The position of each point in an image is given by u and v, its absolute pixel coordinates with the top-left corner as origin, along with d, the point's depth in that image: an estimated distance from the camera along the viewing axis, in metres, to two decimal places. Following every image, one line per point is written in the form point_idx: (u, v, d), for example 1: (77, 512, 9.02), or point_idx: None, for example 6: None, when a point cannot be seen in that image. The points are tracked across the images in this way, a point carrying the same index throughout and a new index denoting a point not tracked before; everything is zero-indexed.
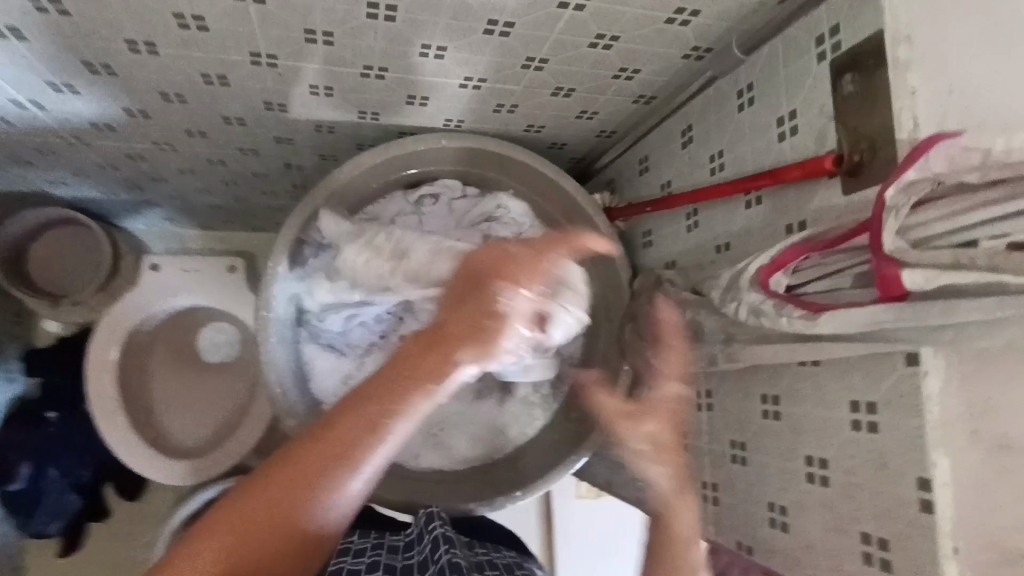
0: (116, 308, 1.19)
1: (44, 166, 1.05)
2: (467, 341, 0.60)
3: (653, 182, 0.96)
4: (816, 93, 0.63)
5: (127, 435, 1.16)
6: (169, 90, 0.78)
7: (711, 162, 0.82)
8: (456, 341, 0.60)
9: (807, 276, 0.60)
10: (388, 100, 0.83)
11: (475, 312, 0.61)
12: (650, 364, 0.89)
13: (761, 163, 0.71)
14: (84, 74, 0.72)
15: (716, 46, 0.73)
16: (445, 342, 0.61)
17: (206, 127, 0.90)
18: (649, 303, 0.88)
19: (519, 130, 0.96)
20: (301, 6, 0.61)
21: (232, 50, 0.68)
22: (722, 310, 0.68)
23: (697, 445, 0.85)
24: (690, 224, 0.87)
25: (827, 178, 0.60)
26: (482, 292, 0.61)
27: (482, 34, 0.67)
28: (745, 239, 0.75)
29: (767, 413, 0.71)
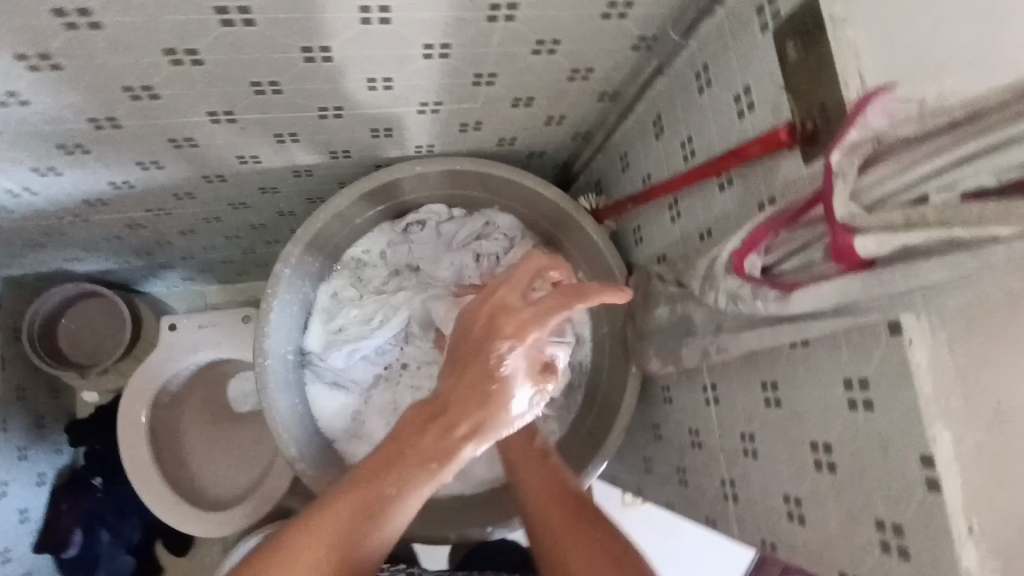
0: (141, 369, 1.23)
1: (58, 246, 1.11)
2: (471, 407, 0.63)
3: (633, 177, 0.93)
4: (766, 65, 0.60)
5: (164, 491, 1.20)
6: (145, 159, 0.81)
7: (682, 148, 0.78)
8: (459, 409, 0.63)
9: (779, 255, 0.57)
10: (354, 137, 0.84)
11: (468, 374, 0.64)
12: (652, 364, 0.86)
13: (727, 143, 0.69)
14: (63, 157, 0.77)
15: (656, 33, 0.72)
16: (449, 413, 0.63)
17: (192, 189, 0.94)
18: (644, 301, 0.86)
19: (492, 145, 0.95)
20: (240, 62, 0.62)
21: (190, 113, 0.71)
22: (704, 300, 0.66)
23: (710, 442, 0.81)
24: (673, 214, 0.84)
25: (788, 150, 0.58)
26: (472, 355, 0.64)
27: (422, 60, 0.67)
28: (724, 224, 0.72)
29: (769, 401, 0.67)
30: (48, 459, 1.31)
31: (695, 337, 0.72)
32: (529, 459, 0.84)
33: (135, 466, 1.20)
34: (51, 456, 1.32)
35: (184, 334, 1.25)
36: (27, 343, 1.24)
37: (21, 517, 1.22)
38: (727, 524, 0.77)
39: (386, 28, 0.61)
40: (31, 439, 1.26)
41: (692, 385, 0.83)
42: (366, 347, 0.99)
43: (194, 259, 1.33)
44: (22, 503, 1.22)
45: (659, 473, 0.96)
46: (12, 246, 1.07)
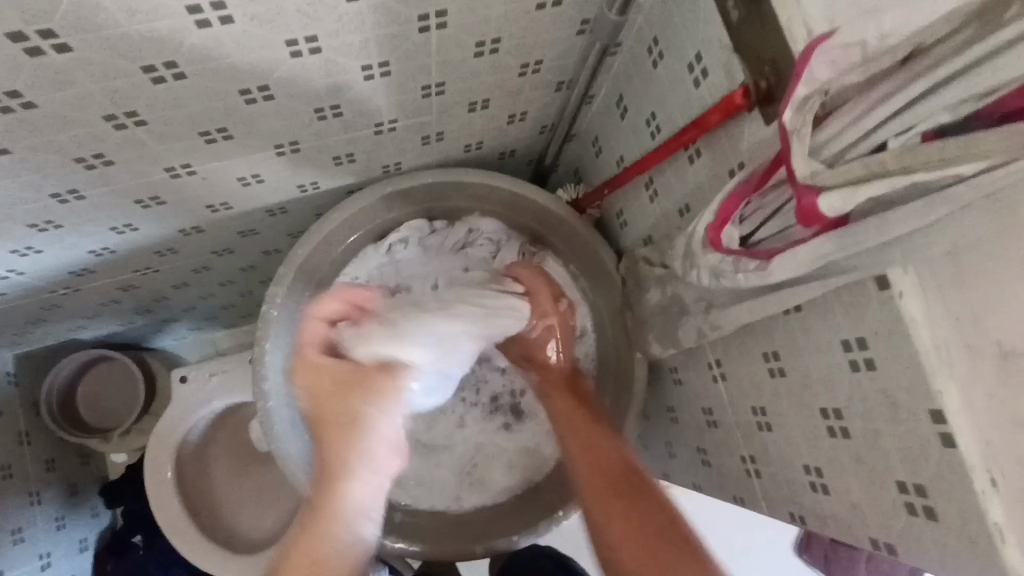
0: (159, 426, 1.24)
1: (59, 318, 1.13)
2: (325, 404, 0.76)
3: (608, 161, 0.91)
4: (712, 28, 0.58)
5: (198, 541, 1.22)
6: (119, 224, 0.81)
7: (648, 125, 0.76)
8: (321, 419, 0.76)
9: (754, 223, 0.55)
10: (319, 167, 0.83)
11: None
12: (653, 348, 0.83)
13: (689, 113, 0.66)
14: (37, 235, 0.77)
15: (592, 16, 0.67)
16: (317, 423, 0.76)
17: (173, 244, 0.94)
18: (636, 286, 0.83)
19: (461, 152, 0.94)
20: (182, 114, 0.62)
21: (147, 172, 0.70)
22: (689, 279, 0.63)
23: (724, 419, 0.78)
24: (651, 193, 0.81)
25: (748, 113, 0.56)
26: None
27: (364, 81, 0.66)
28: (700, 196, 0.69)
29: (773, 371, 0.64)
30: (86, 525, 1.33)
31: (689, 316, 0.70)
32: (586, 443, 0.81)
33: (168, 521, 1.22)
34: (89, 521, 1.34)
35: (195, 385, 1.25)
36: (48, 416, 1.25)
37: None
38: (754, 500, 0.75)
39: (319, 56, 0.59)
40: (67, 509, 1.28)
41: (697, 364, 0.81)
42: None
43: (196, 309, 1.34)
44: (66, 572, 1.24)
45: (681, 457, 0.94)
46: (14, 325, 1.08)
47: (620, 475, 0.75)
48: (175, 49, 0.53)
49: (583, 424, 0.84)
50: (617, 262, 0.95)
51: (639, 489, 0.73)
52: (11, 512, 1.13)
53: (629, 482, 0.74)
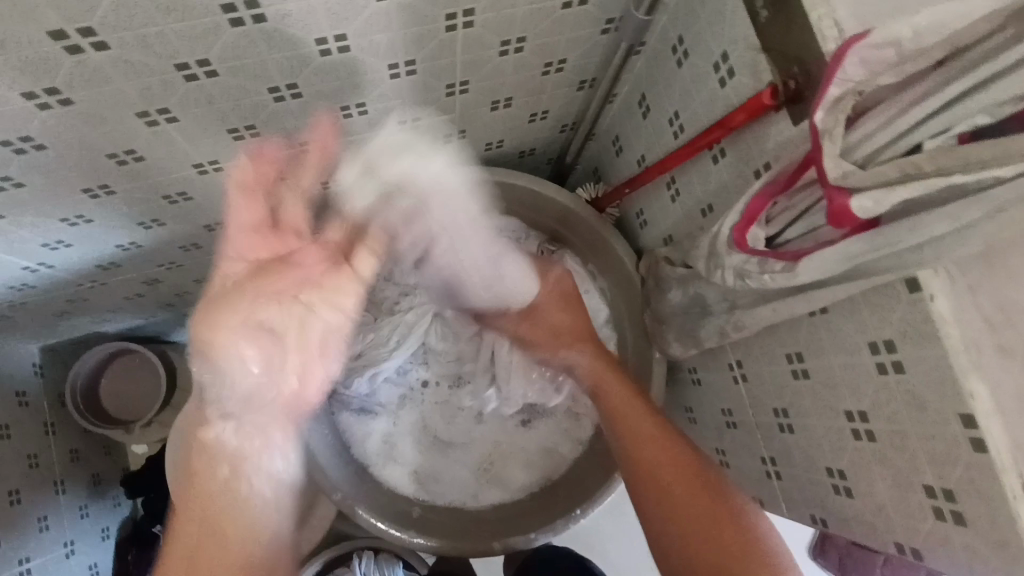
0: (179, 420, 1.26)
1: (85, 311, 1.15)
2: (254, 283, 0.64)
3: (629, 160, 0.91)
4: (739, 28, 0.58)
5: None
6: (147, 219, 0.82)
7: (670, 125, 0.76)
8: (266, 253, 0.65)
9: (781, 224, 0.55)
10: None
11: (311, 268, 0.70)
12: (673, 348, 0.83)
13: (714, 113, 0.66)
14: (68, 230, 0.78)
15: (619, 14, 0.67)
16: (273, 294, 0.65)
17: (197, 239, 0.95)
18: (657, 285, 0.83)
19: (481, 151, 0.94)
20: (212, 112, 0.63)
21: (177, 169, 0.72)
22: (713, 279, 0.63)
23: (745, 419, 0.78)
24: (672, 193, 0.81)
25: (775, 113, 0.56)
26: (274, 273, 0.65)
27: (390, 79, 0.66)
28: (724, 195, 0.69)
29: (797, 373, 0.64)
30: (109, 515, 1.36)
31: (711, 316, 0.70)
32: (636, 436, 0.76)
33: None
34: (112, 511, 1.37)
35: None
36: (71, 405, 1.28)
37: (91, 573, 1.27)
38: (774, 502, 0.74)
39: (346, 55, 0.60)
40: (90, 498, 1.31)
41: (717, 364, 0.81)
42: (387, 368, 0.99)
43: None
44: (90, 559, 1.27)
45: None
46: (42, 318, 1.11)
47: (677, 470, 0.72)
48: (209, 48, 0.54)
49: (633, 410, 0.78)
50: (637, 262, 0.95)
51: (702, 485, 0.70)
52: (36, 500, 1.15)
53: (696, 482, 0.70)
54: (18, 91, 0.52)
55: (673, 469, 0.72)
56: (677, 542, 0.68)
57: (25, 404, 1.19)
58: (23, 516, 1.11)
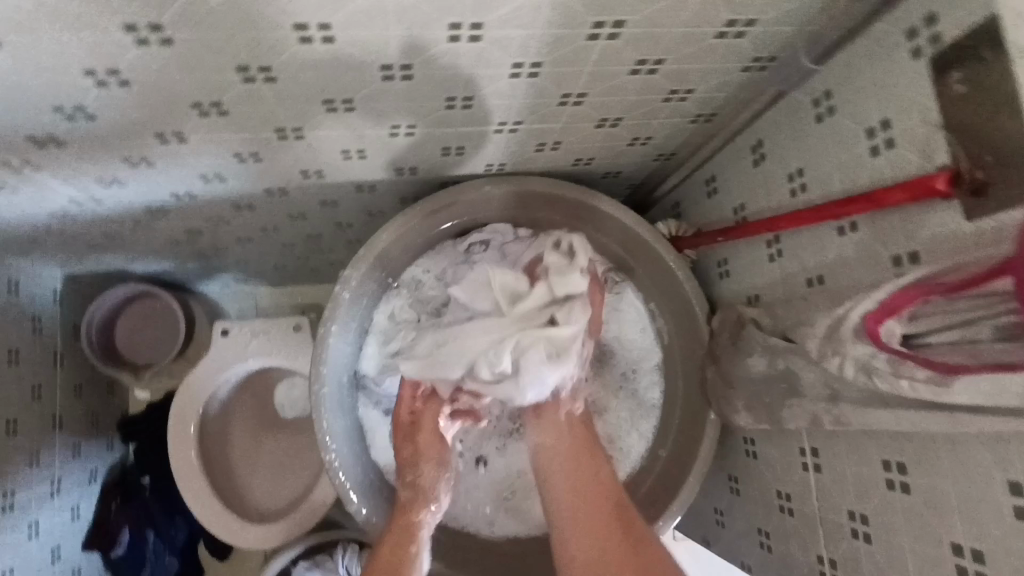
0: (191, 378, 1.21)
1: (117, 249, 1.10)
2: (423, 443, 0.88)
3: (723, 205, 0.85)
4: (914, 97, 0.51)
5: (208, 501, 1.18)
6: (209, 172, 0.77)
7: (789, 182, 0.69)
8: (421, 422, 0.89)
9: (927, 326, 0.48)
10: (424, 154, 0.78)
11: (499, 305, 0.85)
12: (738, 417, 0.77)
13: (852, 181, 0.59)
14: (126, 169, 0.73)
15: (781, 54, 0.63)
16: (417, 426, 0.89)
17: (253, 201, 0.90)
18: (734, 346, 0.77)
19: (567, 165, 0.89)
20: (314, 78, 0.57)
21: (258, 129, 0.66)
22: (823, 364, 0.57)
23: (806, 511, 0.72)
24: (772, 252, 0.75)
25: (943, 202, 0.49)
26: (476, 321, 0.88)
27: (509, 78, 0.61)
28: (840, 272, 0.63)
29: (892, 483, 0.58)
30: (99, 457, 1.30)
31: (802, 398, 0.63)
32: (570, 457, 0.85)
33: (183, 473, 1.18)
34: (103, 454, 1.31)
35: (236, 341, 1.22)
36: (85, 341, 1.24)
37: (71, 516, 1.19)
38: None
39: (475, 45, 0.54)
40: (84, 437, 1.25)
41: (783, 444, 0.74)
42: None
43: (249, 264, 1.31)
44: (71, 502, 1.20)
45: (733, 531, 0.87)
46: (74, 248, 1.06)
47: (602, 502, 0.79)
48: (336, 11, 0.48)
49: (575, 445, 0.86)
50: (708, 313, 0.89)
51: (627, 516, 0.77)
52: (32, 432, 1.10)
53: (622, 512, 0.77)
54: (120, 19, 0.47)
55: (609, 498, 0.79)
56: (589, 555, 0.74)
57: (39, 330, 1.15)
58: (16, 447, 1.05)
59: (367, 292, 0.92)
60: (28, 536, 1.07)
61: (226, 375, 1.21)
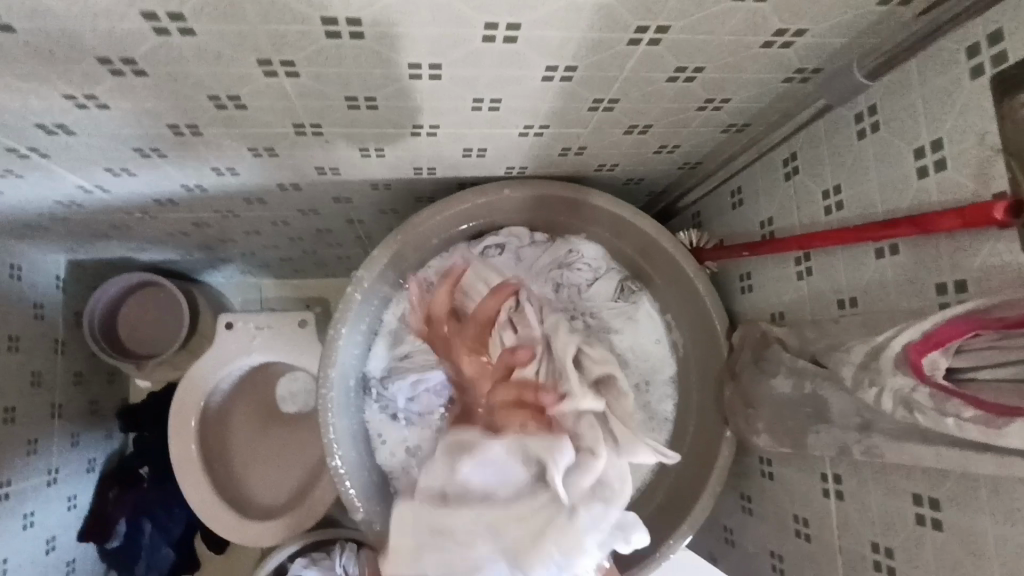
0: (194, 369, 1.19)
1: (122, 237, 1.08)
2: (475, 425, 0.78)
3: (749, 218, 0.82)
4: (970, 118, 0.49)
5: (207, 495, 1.16)
6: (222, 165, 0.74)
7: (824, 199, 0.67)
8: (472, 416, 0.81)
9: (975, 361, 0.46)
10: (445, 154, 0.76)
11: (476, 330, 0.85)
12: (757, 438, 0.75)
13: (895, 204, 0.57)
14: (137, 159, 0.71)
15: (826, 67, 0.60)
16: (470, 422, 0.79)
17: (264, 195, 0.87)
18: (757, 364, 0.75)
19: (590, 170, 0.86)
20: (337, 74, 0.55)
21: (276, 124, 0.64)
22: (857, 394, 0.54)
23: (825, 539, 0.69)
24: (801, 270, 0.72)
25: (998, 229, 0.47)
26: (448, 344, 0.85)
27: (540, 81, 0.58)
28: (877, 295, 0.60)
29: (922, 519, 0.56)
30: (97, 446, 1.28)
31: (829, 425, 0.61)
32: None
33: (183, 466, 1.16)
34: (103, 443, 1.29)
35: (241, 334, 1.20)
36: (87, 329, 1.21)
37: (68, 505, 1.18)
38: None
39: (510, 46, 0.52)
40: (84, 426, 1.23)
41: (804, 468, 0.72)
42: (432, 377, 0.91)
43: (255, 256, 1.29)
44: (69, 491, 1.18)
45: (744, 553, 0.85)
46: (80, 235, 1.04)
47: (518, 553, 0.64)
48: (367, 6, 0.46)
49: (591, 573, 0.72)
50: (728, 328, 0.87)
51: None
52: (31, 421, 1.08)
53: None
54: (139, 7, 0.44)
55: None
56: None
57: (41, 316, 1.13)
58: (14, 436, 1.03)
59: (378, 291, 0.90)
60: (22, 527, 1.05)
61: (231, 367, 1.19)
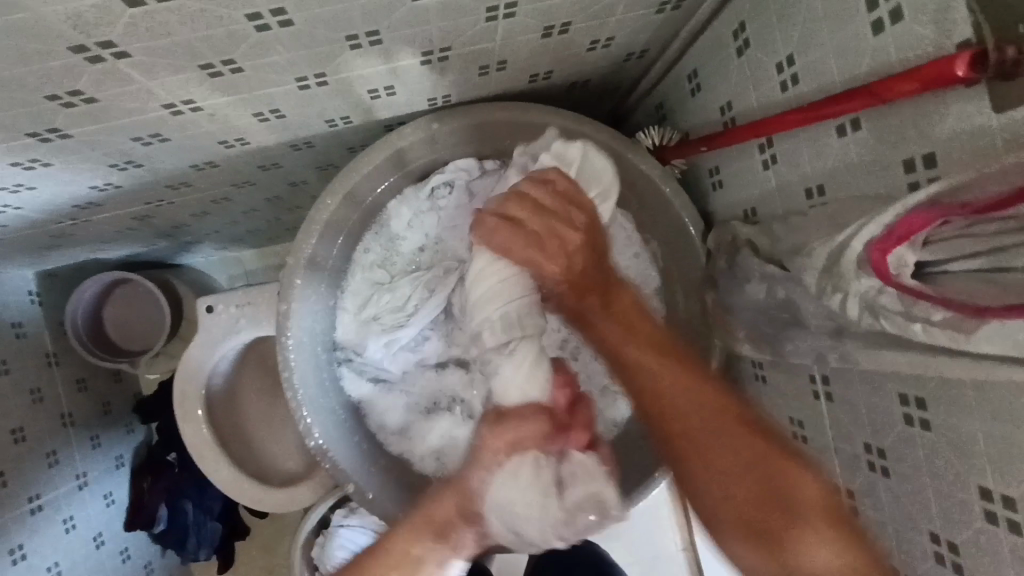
0: (187, 360, 1.18)
1: (74, 243, 1.04)
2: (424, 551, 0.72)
3: (708, 105, 0.73)
4: None
5: (228, 474, 1.20)
6: (118, 161, 0.68)
7: (778, 73, 0.57)
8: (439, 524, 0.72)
9: (942, 253, 0.39)
10: (351, 100, 0.68)
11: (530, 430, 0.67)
12: (740, 347, 0.70)
13: (852, 70, 0.48)
14: (24, 172, 0.65)
15: None
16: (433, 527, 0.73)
17: (187, 178, 0.81)
18: (731, 270, 0.68)
19: (524, 84, 0.77)
20: (173, 45, 0.47)
21: (143, 110, 0.57)
22: (824, 300, 0.48)
23: (818, 440, 0.66)
24: (766, 158, 0.64)
25: (964, 88, 0.38)
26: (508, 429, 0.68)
27: (411, 2, 0.49)
28: (843, 180, 0.52)
29: (911, 419, 0.51)
30: (122, 442, 1.32)
31: (805, 331, 0.56)
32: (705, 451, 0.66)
33: (200, 453, 1.19)
34: (126, 438, 1.34)
35: (223, 315, 1.18)
36: (74, 339, 1.21)
37: (106, 502, 1.24)
38: None
39: None
40: (102, 426, 1.27)
41: (792, 371, 0.68)
42: (404, 336, 0.88)
43: (220, 232, 1.24)
44: (104, 489, 1.23)
45: None
46: (27, 250, 1.01)
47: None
48: None
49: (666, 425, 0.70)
50: (703, 230, 0.80)
51: (768, 499, 0.62)
52: (44, 434, 1.11)
53: (829, 516, 0.59)
54: None
55: (732, 508, 0.64)
56: None
57: (23, 335, 1.12)
58: (31, 452, 1.07)
59: (325, 262, 0.84)
60: (64, 530, 1.10)
61: (220, 350, 1.18)
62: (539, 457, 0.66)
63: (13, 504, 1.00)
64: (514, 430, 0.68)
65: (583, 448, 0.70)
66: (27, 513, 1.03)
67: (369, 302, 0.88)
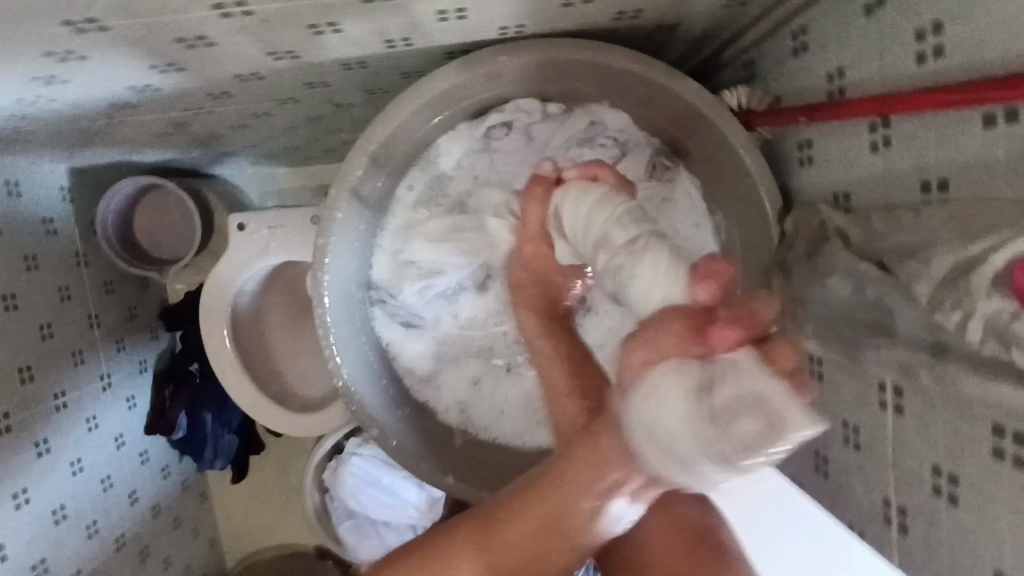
0: (214, 276, 1.16)
1: (107, 143, 1.00)
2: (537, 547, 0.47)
3: (813, 68, 0.64)
4: None
5: (250, 393, 1.20)
6: (157, 62, 0.63)
7: (916, 42, 0.49)
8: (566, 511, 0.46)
9: None
10: (416, 21, 0.61)
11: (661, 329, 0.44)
12: (806, 342, 0.64)
13: (1022, 49, 0.40)
14: (58, 65, 0.60)
15: None
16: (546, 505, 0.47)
17: (228, 88, 0.75)
18: (810, 259, 0.62)
19: (607, 22, 0.69)
20: None
21: (189, 8, 0.51)
22: (934, 314, 0.43)
23: (873, 451, 0.62)
24: (876, 139, 0.56)
25: None
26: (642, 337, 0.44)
27: None
28: (978, 178, 0.45)
29: (1000, 453, 0.46)
30: (147, 347, 1.33)
31: (895, 341, 0.50)
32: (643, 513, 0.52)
33: (222, 370, 1.19)
34: (150, 343, 1.34)
35: (254, 234, 1.14)
36: (104, 241, 1.19)
37: (129, 405, 1.25)
38: (885, 550, 0.61)
39: None
40: (128, 330, 1.27)
41: (859, 375, 0.62)
42: (441, 283, 0.84)
43: (257, 148, 1.19)
44: (127, 393, 1.25)
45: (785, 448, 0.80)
46: (60, 145, 0.97)
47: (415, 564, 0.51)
48: None
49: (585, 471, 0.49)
50: (780, 209, 0.73)
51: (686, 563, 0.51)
52: (71, 333, 1.11)
53: None
54: None
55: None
56: None
57: (54, 231, 1.11)
58: (57, 349, 1.07)
59: (368, 198, 0.79)
60: (86, 428, 1.12)
61: (249, 270, 1.15)
62: (680, 365, 0.41)
63: (37, 399, 1.01)
64: (649, 340, 0.44)
65: (734, 352, 0.40)
66: (52, 409, 1.04)
67: (408, 244, 0.83)
